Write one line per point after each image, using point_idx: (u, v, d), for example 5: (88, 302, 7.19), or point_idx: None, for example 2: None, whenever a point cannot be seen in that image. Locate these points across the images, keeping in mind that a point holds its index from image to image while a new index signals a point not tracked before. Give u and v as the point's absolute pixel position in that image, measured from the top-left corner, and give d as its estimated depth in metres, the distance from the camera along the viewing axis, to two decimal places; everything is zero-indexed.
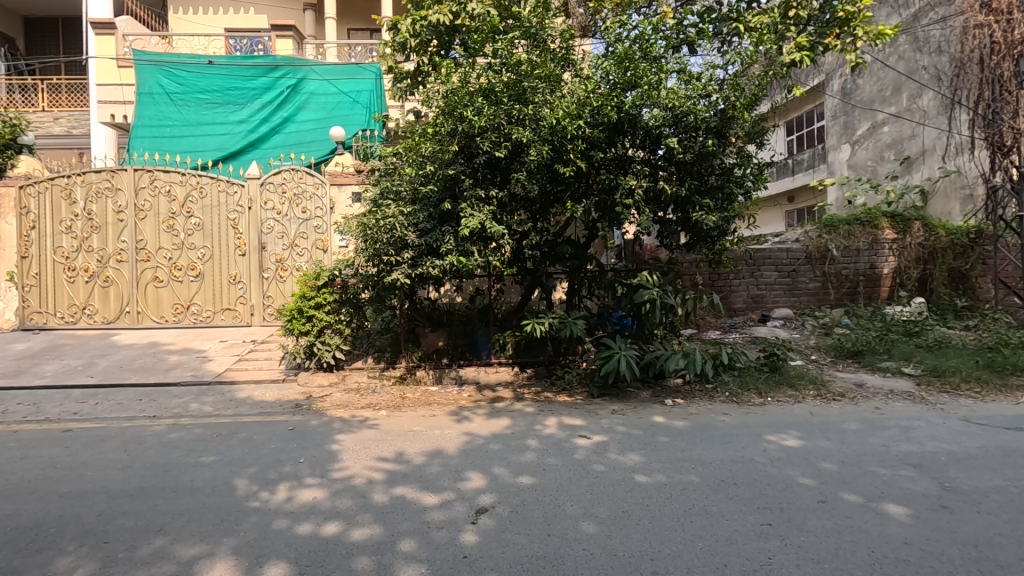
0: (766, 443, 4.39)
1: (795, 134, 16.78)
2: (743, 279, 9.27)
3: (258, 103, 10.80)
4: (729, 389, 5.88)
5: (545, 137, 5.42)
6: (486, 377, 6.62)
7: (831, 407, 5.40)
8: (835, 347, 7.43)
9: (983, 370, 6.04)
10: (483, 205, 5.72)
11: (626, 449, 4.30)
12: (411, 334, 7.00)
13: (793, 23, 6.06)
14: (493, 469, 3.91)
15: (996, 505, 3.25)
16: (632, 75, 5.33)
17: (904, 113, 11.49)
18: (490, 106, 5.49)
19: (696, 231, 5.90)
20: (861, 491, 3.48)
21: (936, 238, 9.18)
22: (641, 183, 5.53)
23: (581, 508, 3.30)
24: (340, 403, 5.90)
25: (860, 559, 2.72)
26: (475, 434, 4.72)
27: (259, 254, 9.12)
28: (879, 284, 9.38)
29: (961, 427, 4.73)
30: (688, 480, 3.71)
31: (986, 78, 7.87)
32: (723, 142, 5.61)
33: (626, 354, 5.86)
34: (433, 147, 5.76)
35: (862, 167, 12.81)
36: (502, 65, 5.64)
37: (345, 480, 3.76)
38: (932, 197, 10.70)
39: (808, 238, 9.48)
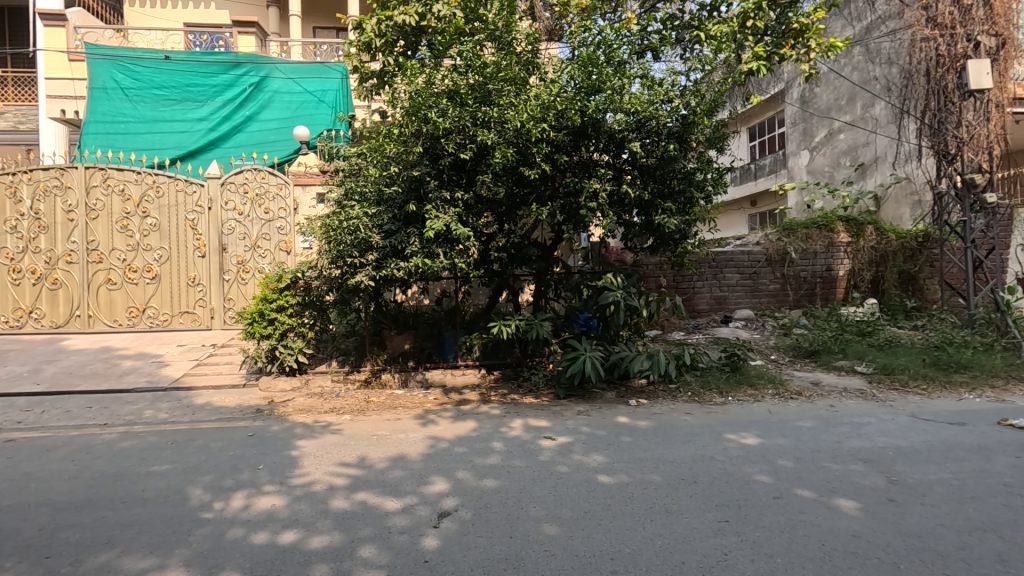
0: (726, 441, 4.49)
1: (757, 139, 17.29)
2: (706, 281, 9.48)
3: (219, 100, 10.51)
4: (691, 389, 5.99)
5: (509, 139, 5.42)
6: (452, 379, 6.63)
7: (789, 405, 5.57)
8: (793, 346, 7.67)
9: (929, 368, 6.34)
10: (448, 207, 5.70)
11: (590, 450, 4.34)
12: (377, 337, 6.92)
13: (751, 33, 6.24)
14: (457, 473, 3.89)
15: (939, 497, 3.40)
16: (596, 79, 5.39)
17: (858, 121, 11.94)
18: (455, 108, 5.49)
19: (660, 234, 6.00)
20: (814, 486, 3.60)
21: (887, 242, 9.55)
22: (605, 186, 5.61)
23: (544, 509, 3.32)
24: (303, 408, 5.80)
25: (811, 552, 2.81)
26: (441, 437, 4.69)
27: (219, 256, 8.88)
28: (835, 285, 9.74)
29: (909, 423, 4.93)
30: (650, 479, 3.76)
31: (932, 90, 8.27)
32: (684, 147, 5.73)
33: (591, 355, 5.92)
34: (397, 148, 5.72)
35: (819, 172, 13.29)
36: (468, 68, 5.66)
37: (305, 487, 3.68)
38: (884, 203, 11.13)
39: (768, 240, 9.76)
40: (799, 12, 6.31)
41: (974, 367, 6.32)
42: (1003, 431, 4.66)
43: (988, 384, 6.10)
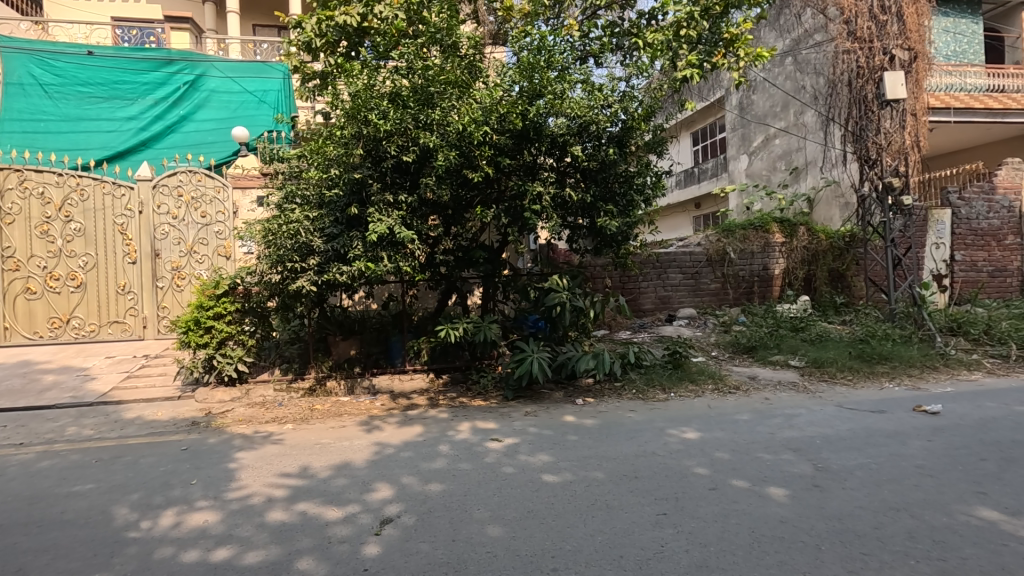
0: (667, 437, 4.64)
1: (701, 144, 17.93)
2: (651, 281, 9.76)
3: (150, 98, 10.02)
4: (636, 386, 6.15)
5: (452, 142, 5.41)
6: (400, 385, 6.53)
7: (727, 400, 5.80)
8: (732, 342, 8.00)
9: (855, 360, 6.75)
10: (392, 210, 5.66)
11: (537, 450, 4.39)
12: (321, 343, 6.77)
13: (685, 42, 6.49)
14: (402, 478, 3.85)
15: (859, 481, 3.63)
16: (537, 84, 5.46)
17: (791, 128, 12.56)
18: (396, 110, 5.45)
19: (603, 236, 6.14)
20: (748, 476, 3.76)
21: (818, 242, 10.09)
22: (548, 189, 5.69)
23: (488, 511, 3.32)
24: (243, 418, 5.59)
25: (742, 539, 2.94)
26: (387, 443, 4.63)
27: (152, 262, 8.46)
28: (771, 283, 10.21)
29: (836, 412, 5.23)
30: (593, 476, 3.84)
31: (854, 99, 8.80)
32: (624, 151, 5.91)
33: (538, 356, 5.99)
34: (338, 150, 5.63)
35: (758, 176, 13.94)
36: (409, 71, 5.64)
37: (242, 501, 3.55)
38: (817, 205, 11.74)
39: (708, 241, 10.13)
40: (729, 23, 6.61)
41: (894, 358, 6.77)
42: (917, 416, 5.02)
43: (906, 373, 6.54)
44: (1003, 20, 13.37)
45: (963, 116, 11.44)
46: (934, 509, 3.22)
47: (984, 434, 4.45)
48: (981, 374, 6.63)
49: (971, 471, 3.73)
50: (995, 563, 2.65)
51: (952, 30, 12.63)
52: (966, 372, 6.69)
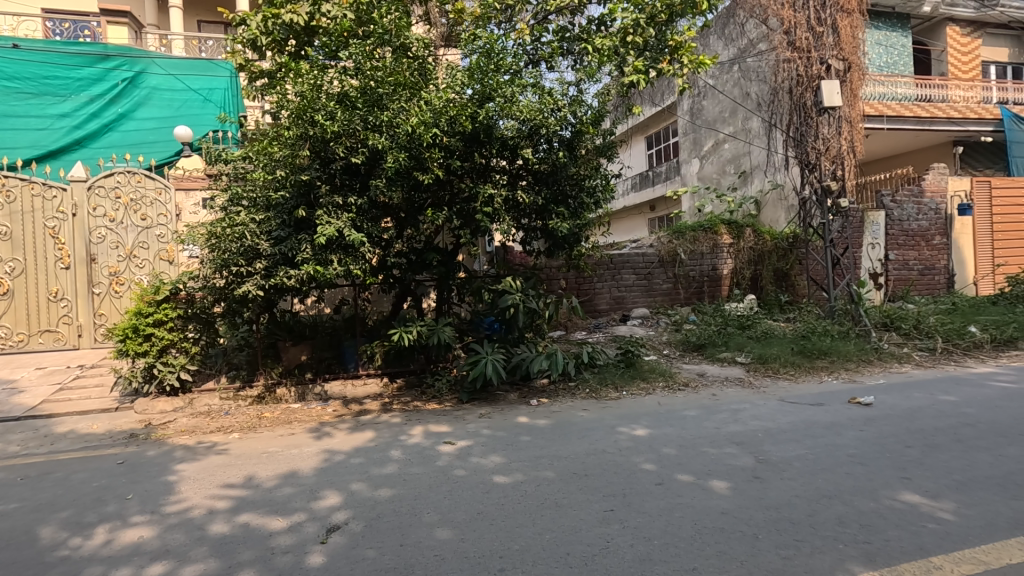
0: (617, 434, 4.73)
1: (655, 147, 18.35)
2: (605, 282, 9.95)
3: (85, 95, 9.53)
4: (589, 385, 6.25)
5: (402, 145, 5.38)
6: (353, 390, 6.42)
7: (676, 396, 5.96)
8: (683, 341, 8.22)
9: (796, 356, 7.05)
10: (341, 212, 5.58)
11: (489, 452, 4.40)
12: (270, 349, 6.61)
13: (632, 49, 6.68)
14: (351, 485, 3.78)
15: (796, 471, 3.80)
16: (487, 87, 5.49)
17: (738, 133, 13.03)
18: (344, 111, 5.39)
19: (555, 238, 6.22)
20: (693, 471, 3.88)
21: (763, 243, 10.49)
22: (500, 192, 5.74)
23: (438, 514, 3.31)
24: (185, 429, 5.38)
25: (684, 531, 3.03)
26: (337, 450, 4.55)
27: (88, 267, 8.04)
28: (720, 283, 10.55)
29: (778, 406, 5.45)
30: (544, 475, 3.88)
31: (795, 105, 9.20)
32: (574, 155, 6.00)
33: (492, 358, 5.99)
34: (284, 151, 5.53)
35: (709, 179, 14.39)
36: (357, 72, 5.59)
37: (180, 514, 3.41)
38: (763, 207, 12.18)
39: (661, 243, 10.38)
40: (674, 30, 6.83)
41: (833, 353, 7.11)
42: (852, 408, 5.29)
43: (843, 367, 6.88)
44: (929, 34, 14.25)
45: (895, 124, 12.15)
46: (863, 495, 3.40)
47: (911, 423, 4.73)
48: (910, 366, 7.05)
49: (897, 458, 3.95)
50: (915, 544, 2.82)
51: (883, 43, 13.39)
52: (897, 365, 7.10)
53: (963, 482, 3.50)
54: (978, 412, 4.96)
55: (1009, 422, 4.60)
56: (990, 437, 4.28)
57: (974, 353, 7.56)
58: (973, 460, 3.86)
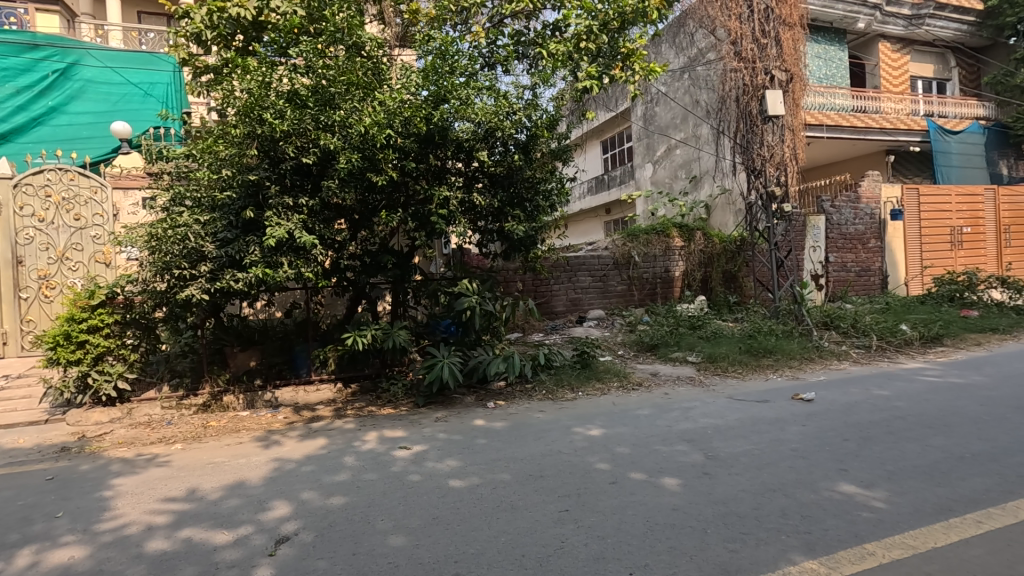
0: (573, 435, 4.78)
1: (610, 152, 18.70)
2: (562, 284, 10.09)
3: (10, 86, 8.92)
4: (546, 387, 6.29)
5: (355, 145, 5.30)
6: (305, 397, 6.17)
7: (630, 396, 6.09)
8: (637, 341, 8.40)
9: (744, 354, 7.34)
10: (292, 213, 5.43)
11: (445, 456, 4.36)
12: (216, 355, 6.39)
13: (585, 55, 6.80)
14: (302, 494, 3.68)
15: (743, 466, 3.94)
16: (442, 89, 5.46)
17: (689, 139, 13.44)
18: (294, 110, 5.26)
19: (511, 240, 6.24)
20: (645, 469, 3.96)
21: (713, 245, 10.85)
22: (455, 194, 5.72)
23: (392, 521, 3.26)
24: (123, 441, 5.10)
25: (637, 528, 3.09)
26: (287, 458, 4.42)
27: (13, 270, 7.50)
28: (672, 284, 10.84)
29: (727, 403, 5.65)
30: (500, 478, 3.88)
31: (742, 113, 9.55)
32: (529, 158, 6.03)
33: (449, 361, 5.95)
34: (230, 150, 5.34)
35: (662, 183, 14.77)
36: (308, 71, 5.46)
37: (115, 532, 3.23)
38: (713, 211, 12.55)
39: (615, 246, 10.61)
40: (627, 38, 6.98)
41: (777, 351, 7.43)
42: (795, 404, 5.53)
43: (787, 365, 7.19)
44: (863, 49, 15.11)
45: (833, 133, 12.79)
46: (805, 487, 3.56)
47: (848, 417, 4.98)
48: (848, 363, 7.44)
49: (836, 451, 4.16)
50: (851, 532, 2.97)
51: (822, 56, 14.08)
52: (836, 362, 7.48)
53: (895, 472, 3.72)
54: (907, 405, 5.28)
55: (935, 414, 4.92)
56: (918, 428, 4.57)
57: (905, 350, 8.04)
58: (904, 450, 4.10)
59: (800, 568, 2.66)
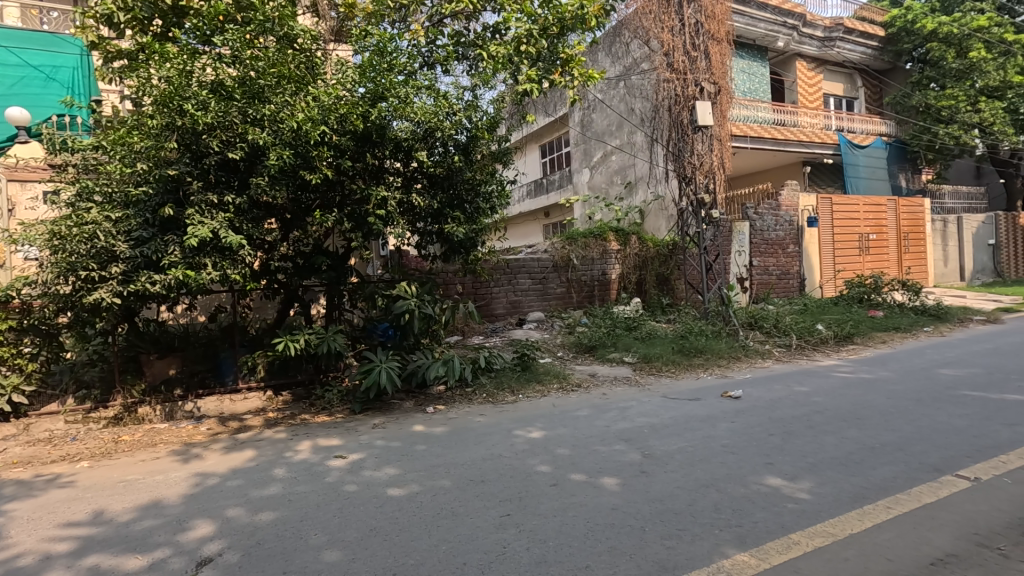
0: (514, 438, 4.76)
1: (549, 156, 18.98)
2: (502, 286, 10.11)
3: None
4: (486, 390, 6.25)
5: (286, 141, 5.05)
6: (232, 406, 5.90)
7: (570, 397, 6.15)
8: (576, 343, 8.53)
9: (677, 355, 7.62)
10: (216, 211, 5.09)
11: (383, 464, 4.23)
12: (130, 363, 5.85)
13: (525, 58, 6.85)
14: (226, 511, 3.44)
15: (678, 463, 4.06)
16: (380, 86, 5.33)
17: (624, 146, 13.84)
18: (219, 101, 4.96)
19: (451, 242, 6.16)
20: (586, 469, 4.00)
21: (647, 250, 11.21)
22: (394, 194, 5.57)
23: (326, 535, 3.10)
24: (18, 461, 4.63)
25: (578, 530, 3.11)
26: (211, 472, 4.14)
27: None
28: (609, 287, 11.08)
29: (662, 402, 5.83)
30: (440, 485, 3.80)
31: (674, 122, 9.90)
32: (469, 159, 5.99)
33: (387, 366, 5.78)
34: (146, 142, 4.97)
35: (598, 188, 15.12)
36: (234, 62, 5.17)
37: (6, 564, 2.89)
38: (647, 216, 12.98)
39: (554, 248, 10.76)
40: (566, 44, 7.08)
41: (708, 351, 7.75)
42: (724, 401, 5.78)
43: (716, 364, 7.51)
44: (782, 66, 16.14)
45: (757, 143, 13.56)
46: (735, 481, 3.71)
47: (773, 412, 5.26)
48: (771, 361, 7.89)
49: (762, 445, 4.37)
50: (778, 524, 3.12)
51: (747, 71, 14.91)
52: (760, 360, 7.90)
53: (815, 463, 3.95)
54: (825, 400, 5.64)
55: (849, 408, 5.29)
56: (835, 422, 4.89)
57: (821, 348, 8.61)
58: (822, 443, 4.37)
59: (733, 560, 2.76)
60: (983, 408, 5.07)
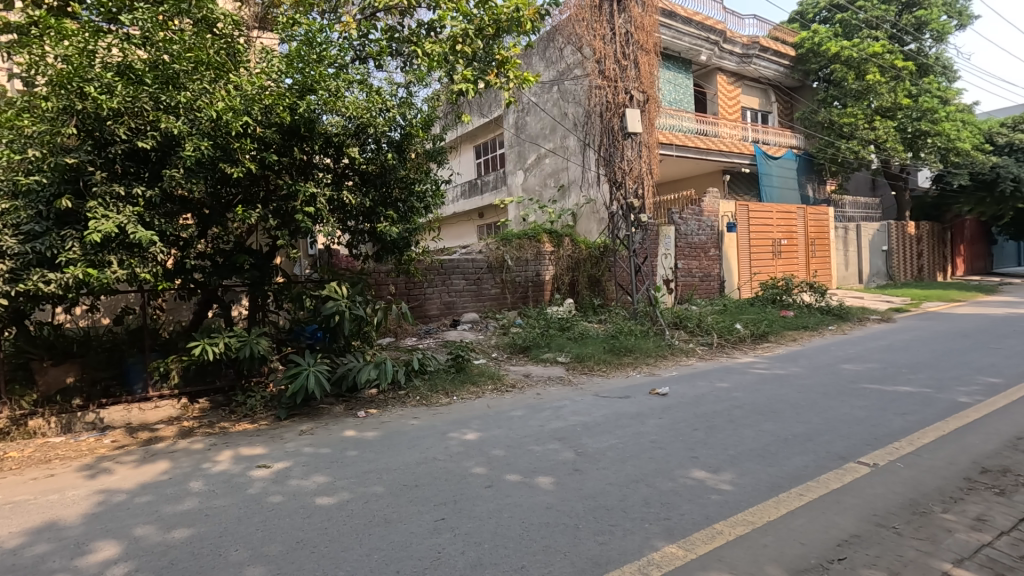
0: (448, 440, 4.71)
1: (484, 157, 19.01)
2: (435, 287, 9.99)
3: None
4: (420, 393, 6.14)
5: (204, 131, 4.73)
6: (140, 416, 5.45)
7: (504, 398, 6.17)
8: (510, 343, 8.57)
9: (608, 354, 7.84)
10: (123, 204, 4.67)
11: (311, 472, 4.05)
12: (19, 372, 5.31)
13: (461, 57, 6.81)
14: (134, 531, 3.16)
15: (609, 460, 4.16)
16: (309, 78, 5.11)
17: (558, 150, 14.10)
18: (126, 85, 4.60)
19: (383, 241, 6.00)
20: (521, 470, 4.01)
21: (580, 251, 11.47)
22: (323, 191, 5.34)
23: (249, 550, 2.93)
24: None
25: (513, 531, 3.11)
26: (117, 489, 3.79)
27: None
28: (543, 288, 11.22)
29: (593, 400, 5.98)
30: (372, 491, 3.69)
31: (605, 128, 10.16)
32: (403, 157, 5.86)
33: (315, 369, 5.55)
34: (39, 126, 4.50)
35: (532, 190, 15.29)
36: (144, 44, 4.89)
37: None
38: (580, 219, 13.28)
39: (488, 249, 10.75)
40: (501, 45, 7.09)
41: (637, 350, 8.03)
42: (652, 398, 6.00)
43: (644, 362, 7.79)
44: (704, 79, 17.04)
45: (681, 151, 14.21)
46: (663, 475, 3.85)
47: (697, 408, 5.51)
48: (695, 359, 8.28)
49: (688, 440, 4.57)
50: (703, 515, 3.26)
51: (672, 81, 15.60)
52: (685, 358, 8.28)
53: (736, 456, 4.18)
54: (744, 395, 5.97)
55: (765, 402, 5.63)
56: (752, 416, 5.20)
57: (740, 346, 9.13)
58: (742, 436, 4.63)
59: (662, 553, 2.85)
60: (880, 400, 5.57)
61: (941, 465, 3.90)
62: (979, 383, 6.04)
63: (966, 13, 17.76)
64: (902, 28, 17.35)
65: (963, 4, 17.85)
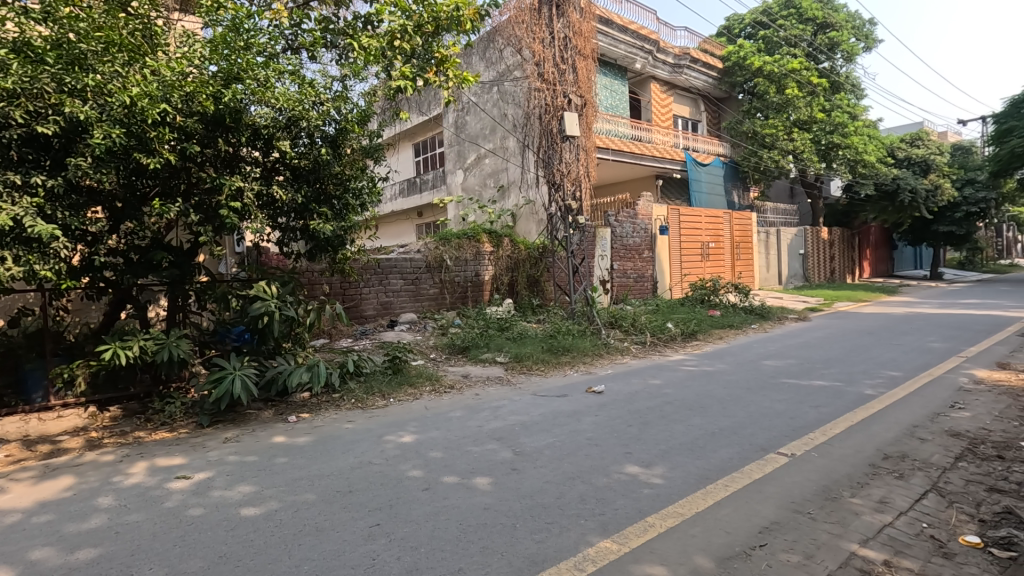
0: (384, 444, 4.59)
1: (423, 155, 18.75)
2: (371, 287, 9.75)
3: None
4: (355, 396, 5.96)
5: (116, 118, 4.36)
6: (41, 427, 4.96)
7: (442, 399, 6.10)
8: (449, 344, 8.50)
9: (546, 353, 7.94)
10: (19, 194, 4.21)
11: (236, 481, 3.83)
12: None
13: (399, 53, 6.68)
14: (30, 554, 2.88)
15: (547, 459, 4.20)
16: (235, 66, 4.84)
17: (497, 150, 14.14)
18: (23, 64, 4.23)
19: (316, 240, 5.79)
20: (458, 471, 3.98)
21: (519, 252, 11.57)
22: (251, 185, 5.08)
23: (165, 568, 2.73)
24: None
25: (450, 533, 3.07)
26: (11, 509, 3.44)
27: None
28: (482, 288, 11.21)
29: (531, 399, 6.03)
30: (303, 499, 3.54)
31: (544, 130, 10.30)
32: (337, 152, 5.67)
33: (241, 372, 5.26)
34: None
35: (472, 190, 15.24)
36: (44, 19, 4.62)
37: None
38: (519, 220, 13.40)
39: (427, 249, 10.63)
40: (440, 43, 7.02)
41: (574, 349, 8.18)
42: (589, 396, 6.12)
43: (582, 361, 7.95)
44: (638, 86, 17.61)
45: (617, 155, 14.64)
46: (598, 472, 3.93)
47: (631, 405, 5.67)
48: (629, 357, 8.54)
49: (622, 436, 4.69)
50: (636, 509, 3.35)
51: (608, 87, 16.03)
52: (620, 357, 8.51)
53: (667, 450, 4.33)
54: (675, 392, 6.21)
55: (694, 398, 5.88)
56: (682, 411, 5.41)
57: (671, 344, 9.49)
58: (673, 431, 4.81)
59: (597, 548, 2.91)
60: (797, 393, 5.95)
61: (850, 453, 4.22)
62: (883, 377, 6.58)
63: (871, 37, 19.34)
64: (817, 47, 18.63)
65: (869, 29, 19.41)
